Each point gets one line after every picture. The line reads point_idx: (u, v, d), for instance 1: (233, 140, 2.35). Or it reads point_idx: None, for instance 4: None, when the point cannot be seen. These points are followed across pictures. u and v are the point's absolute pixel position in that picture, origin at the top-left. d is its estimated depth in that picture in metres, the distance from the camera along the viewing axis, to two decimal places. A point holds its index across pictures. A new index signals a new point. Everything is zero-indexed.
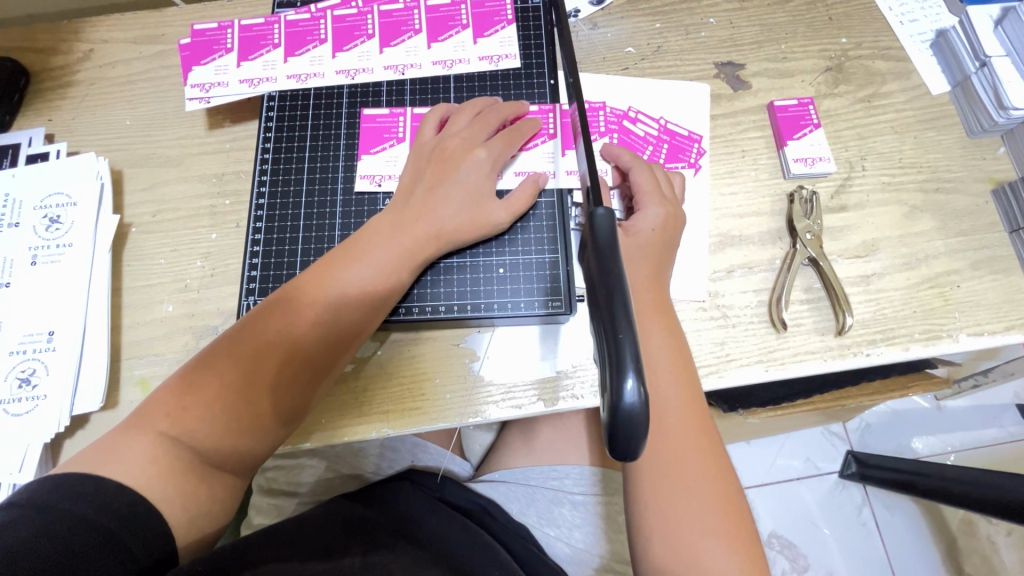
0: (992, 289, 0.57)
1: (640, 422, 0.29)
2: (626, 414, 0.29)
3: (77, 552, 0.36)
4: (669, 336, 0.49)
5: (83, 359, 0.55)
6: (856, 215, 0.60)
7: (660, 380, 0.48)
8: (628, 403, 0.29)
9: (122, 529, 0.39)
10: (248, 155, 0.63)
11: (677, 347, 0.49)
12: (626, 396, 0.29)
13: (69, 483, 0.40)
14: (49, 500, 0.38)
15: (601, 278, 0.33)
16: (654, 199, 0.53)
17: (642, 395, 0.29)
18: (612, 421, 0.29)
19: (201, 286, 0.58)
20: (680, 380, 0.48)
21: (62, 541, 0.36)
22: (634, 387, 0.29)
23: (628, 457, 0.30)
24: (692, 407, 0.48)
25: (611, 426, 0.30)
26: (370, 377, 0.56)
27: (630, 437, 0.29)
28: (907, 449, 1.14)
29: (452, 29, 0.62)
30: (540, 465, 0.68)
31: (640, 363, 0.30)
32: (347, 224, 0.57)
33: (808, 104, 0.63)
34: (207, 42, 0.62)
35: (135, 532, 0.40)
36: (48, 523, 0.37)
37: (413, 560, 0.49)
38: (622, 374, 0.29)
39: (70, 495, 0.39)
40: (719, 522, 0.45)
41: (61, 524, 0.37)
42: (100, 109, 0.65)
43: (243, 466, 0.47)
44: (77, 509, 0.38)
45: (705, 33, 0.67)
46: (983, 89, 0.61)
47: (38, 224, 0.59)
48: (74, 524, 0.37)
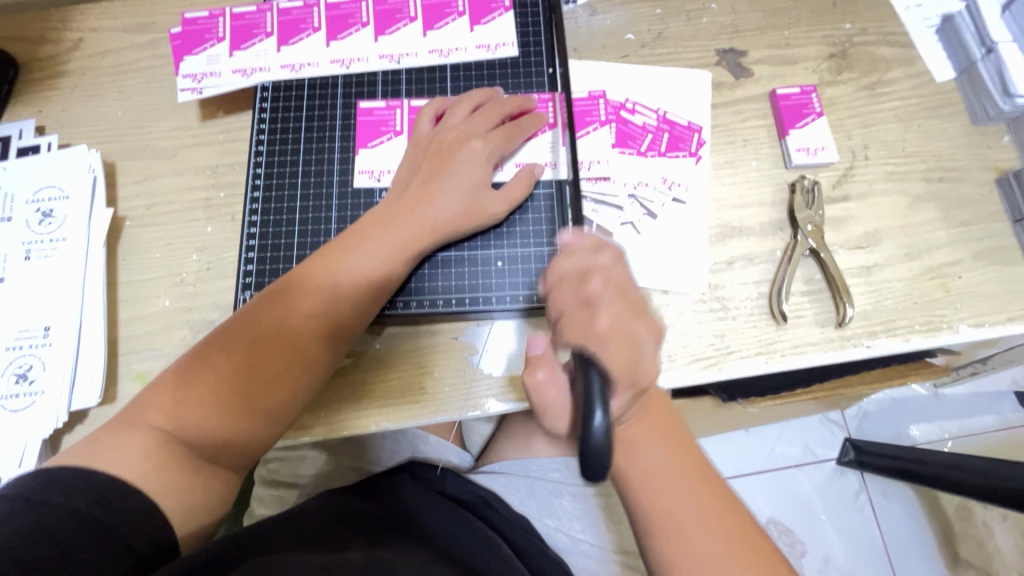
0: (994, 279, 0.57)
1: (605, 446, 0.36)
2: (596, 440, 0.35)
3: (75, 546, 0.36)
4: (649, 419, 0.47)
5: (80, 354, 0.55)
6: (858, 205, 0.59)
7: (661, 479, 0.45)
8: (596, 429, 0.36)
9: (117, 522, 0.39)
10: (242, 147, 0.62)
11: (662, 430, 0.47)
12: (595, 426, 0.36)
13: (62, 477, 0.39)
14: (43, 493, 0.38)
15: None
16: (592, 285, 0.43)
17: (608, 425, 0.36)
18: (585, 449, 0.36)
19: (197, 281, 0.58)
20: (676, 463, 0.45)
21: (58, 536, 0.36)
22: (602, 417, 0.36)
23: (599, 480, 0.36)
24: (686, 465, 0.46)
25: (585, 455, 0.36)
26: (367, 370, 0.56)
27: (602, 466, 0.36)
28: (904, 436, 1.14)
29: (448, 16, 0.61)
30: (539, 457, 0.68)
31: (605, 399, 0.37)
32: (343, 217, 0.57)
33: (811, 92, 0.62)
34: (199, 31, 0.61)
35: (132, 525, 0.39)
36: (43, 517, 0.36)
37: (416, 554, 0.49)
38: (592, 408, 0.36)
39: (64, 489, 0.39)
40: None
41: (56, 519, 0.36)
42: (90, 100, 0.64)
43: (239, 460, 0.47)
44: (73, 503, 0.38)
45: (706, 19, 0.65)
46: (989, 76, 0.60)
47: (32, 218, 0.58)
48: (69, 519, 0.37)
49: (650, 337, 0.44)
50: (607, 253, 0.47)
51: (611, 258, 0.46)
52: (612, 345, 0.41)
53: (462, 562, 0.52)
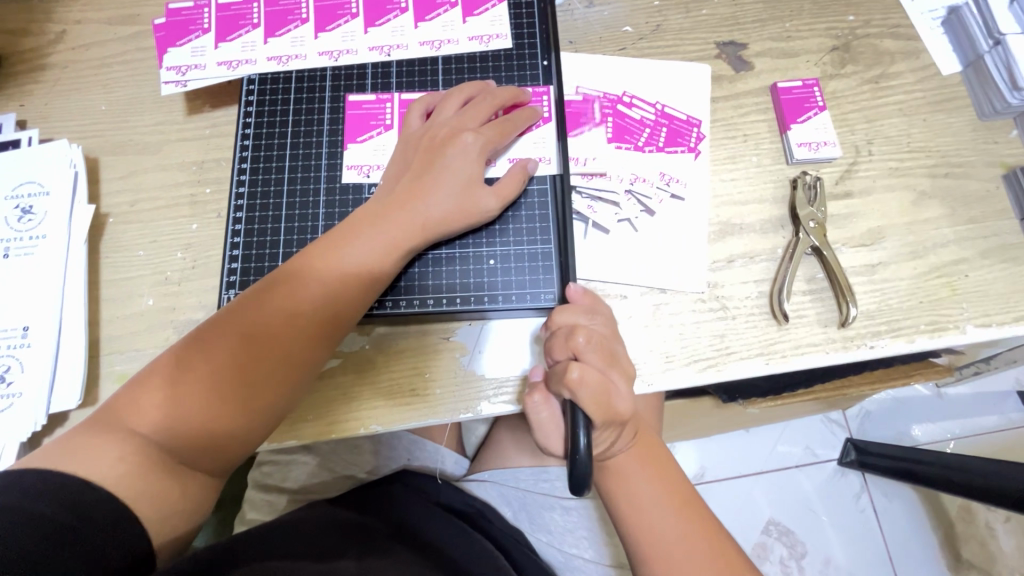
0: (1001, 278, 0.55)
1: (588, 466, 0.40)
2: (578, 461, 0.40)
3: (41, 555, 0.34)
4: (642, 447, 0.48)
5: (60, 355, 0.53)
6: (861, 201, 0.58)
7: (651, 509, 0.46)
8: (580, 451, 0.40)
9: (87, 531, 0.37)
10: (228, 142, 0.60)
11: (654, 462, 0.48)
12: (579, 445, 0.41)
13: (29, 483, 0.38)
14: (9, 497, 0.36)
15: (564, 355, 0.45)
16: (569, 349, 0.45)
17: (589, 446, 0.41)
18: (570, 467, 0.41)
19: (182, 279, 0.56)
20: (664, 491, 0.46)
21: (21, 543, 0.34)
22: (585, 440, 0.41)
23: (584, 494, 0.41)
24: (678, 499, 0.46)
25: (569, 475, 0.40)
26: (356, 372, 0.54)
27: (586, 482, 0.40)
28: (906, 437, 1.13)
29: (440, 8, 0.59)
30: (530, 467, 0.66)
31: (588, 421, 0.42)
32: (331, 214, 0.55)
33: (814, 85, 0.61)
34: (184, 22, 0.59)
35: (104, 534, 0.38)
36: (7, 521, 0.35)
37: (411, 566, 0.48)
38: (576, 431, 0.41)
39: (30, 494, 0.37)
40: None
41: (21, 525, 0.35)
42: (73, 94, 0.63)
43: (219, 464, 0.46)
44: (41, 510, 0.36)
45: (706, 11, 0.64)
46: (996, 69, 0.58)
47: (11, 215, 0.57)
48: (35, 526, 0.35)
49: (627, 381, 0.46)
50: (601, 316, 0.49)
51: (603, 321, 0.48)
52: (589, 389, 0.42)
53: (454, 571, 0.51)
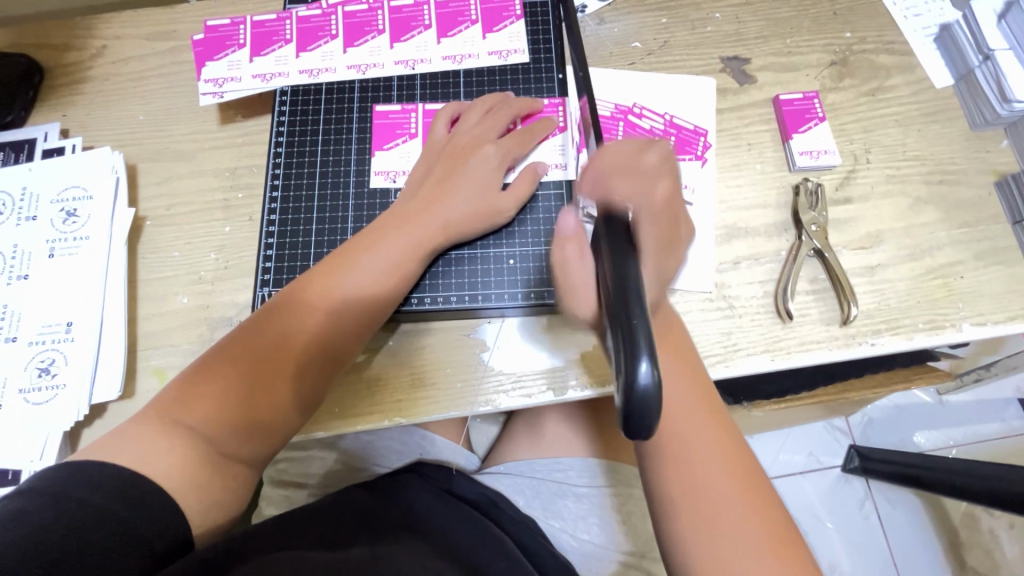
0: (995, 279, 0.58)
1: (654, 401, 0.28)
2: (640, 392, 0.28)
3: (95, 542, 0.37)
4: (671, 345, 0.47)
5: (101, 349, 0.56)
6: (860, 207, 0.61)
7: (677, 405, 0.45)
8: (642, 385, 0.28)
9: (136, 520, 0.40)
10: (259, 150, 0.64)
11: (684, 365, 0.47)
12: (639, 377, 0.28)
13: (83, 472, 0.41)
14: (65, 488, 0.39)
15: (615, 269, 0.32)
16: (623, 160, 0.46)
17: (656, 376, 0.29)
18: (626, 402, 0.29)
19: (216, 279, 0.59)
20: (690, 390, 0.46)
21: (78, 530, 0.37)
22: (649, 369, 0.29)
23: (642, 437, 0.30)
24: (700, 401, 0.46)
25: (625, 405, 0.29)
26: (382, 367, 0.57)
27: (645, 419, 0.29)
28: (910, 443, 1.15)
29: (461, 25, 0.63)
30: (545, 457, 0.70)
31: (654, 346, 0.29)
32: (359, 217, 0.58)
33: (813, 98, 0.64)
34: (221, 38, 0.63)
35: (152, 523, 0.41)
36: (65, 512, 0.38)
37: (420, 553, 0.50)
38: (635, 356, 0.29)
39: (84, 483, 0.40)
40: (769, 545, 0.41)
41: (77, 515, 0.38)
42: (114, 104, 0.66)
43: (256, 453, 0.48)
44: (95, 500, 0.39)
45: (711, 28, 0.68)
46: (987, 82, 0.61)
47: (56, 217, 0.60)
48: (89, 515, 0.38)
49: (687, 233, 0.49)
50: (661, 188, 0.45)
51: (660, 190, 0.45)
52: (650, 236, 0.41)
53: (466, 558, 0.53)
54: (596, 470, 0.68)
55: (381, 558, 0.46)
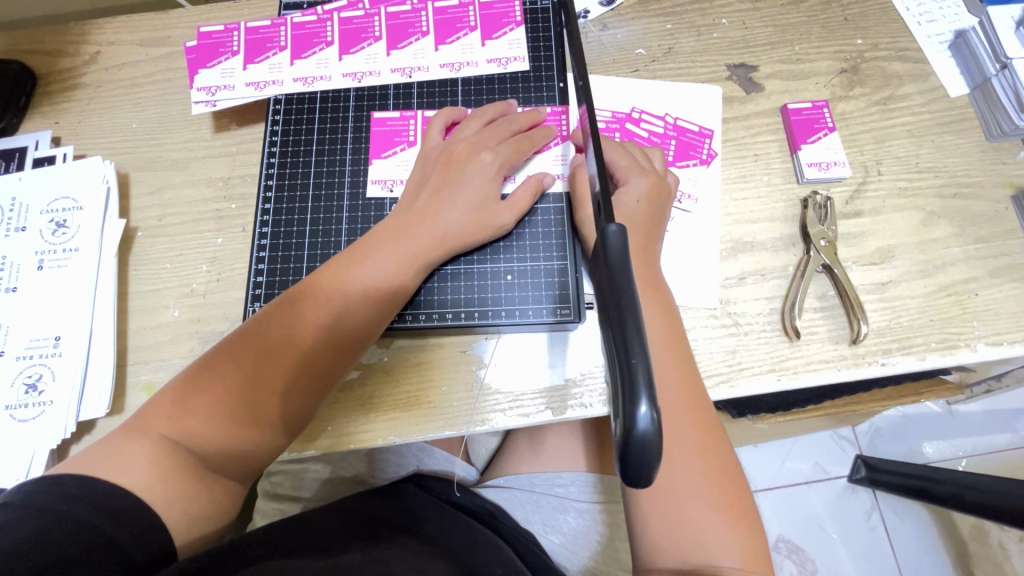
0: (1011, 297, 0.56)
1: (653, 447, 0.27)
2: (639, 442, 0.27)
3: (73, 557, 0.36)
4: (660, 309, 0.49)
5: (90, 364, 0.55)
6: (871, 221, 0.59)
7: (660, 367, 0.47)
8: (641, 430, 0.27)
9: (119, 533, 0.39)
10: (253, 159, 0.62)
11: (675, 346, 0.48)
12: (639, 423, 0.27)
13: (65, 486, 0.40)
14: (45, 501, 0.38)
15: (613, 298, 0.30)
16: (635, 173, 0.53)
17: (655, 420, 0.27)
18: (624, 447, 0.27)
19: (207, 292, 0.58)
20: (680, 372, 0.47)
21: (57, 543, 0.36)
22: (648, 412, 0.27)
23: (641, 484, 0.28)
24: (687, 382, 0.47)
25: (623, 451, 0.27)
26: (375, 382, 0.56)
27: (642, 464, 0.27)
28: (918, 454, 1.12)
29: (460, 31, 0.61)
30: (545, 471, 0.68)
31: (654, 386, 0.28)
32: (353, 229, 0.57)
33: (823, 107, 0.62)
34: (214, 45, 0.61)
35: (134, 537, 0.40)
36: (43, 523, 0.37)
37: (416, 556, 0.49)
38: (635, 400, 0.27)
39: (64, 497, 0.39)
40: (717, 499, 0.44)
41: (56, 527, 0.37)
42: (106, 112, 0.65)
43: (243, 471, 0.47)
44: (77, 512, 0.38)
45: (717, 34, 0.66)
46: (1004, 92, 0.59)
47: (45, 228, 0.59)
48: (70, 528, 0.37)
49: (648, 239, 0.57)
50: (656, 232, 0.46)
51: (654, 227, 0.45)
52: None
53: (464, 562, 0.51)
54: (596, 485, 0.66)
55: (376, 564, 0.45)
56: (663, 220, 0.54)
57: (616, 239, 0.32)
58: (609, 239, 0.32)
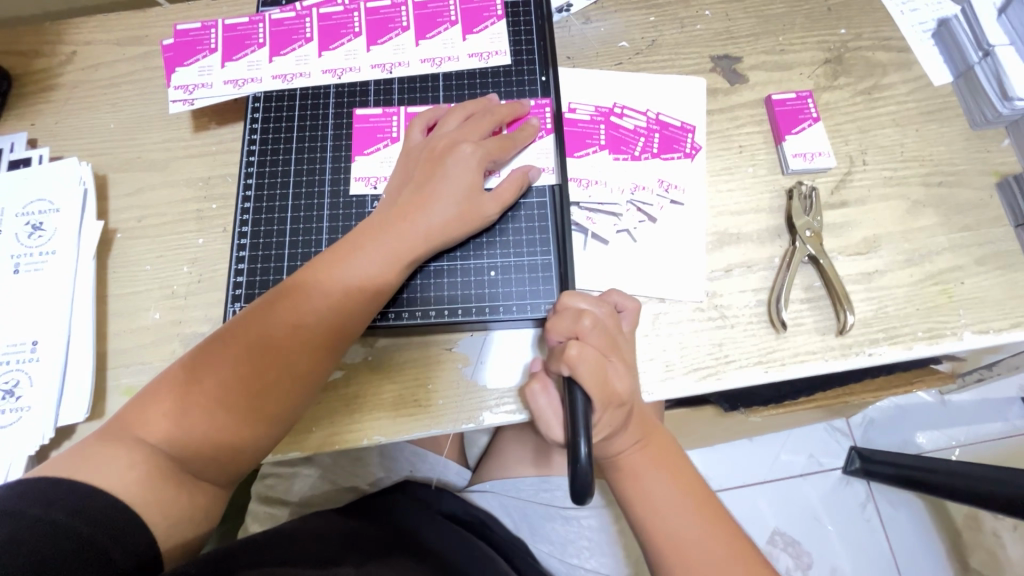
0: (997, 284, 0.56)
1: (589, 477, 0.40)
2: (579, 470, 0.40)
3: (54, 564, 0.35)
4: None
5: (68, 369, 0.54)
6: (857, 211, 0.59)
7: (637, 465, 0.47)
8: (581, 463, 0.40)
9: (99, 538, 0.38)
10: (233, 158, 0.62)
11: (662, 456, 0.48)
12: (579, 458, 0.40)
13: (41, 492, 0.38)
14: (20, 505, 0.37)
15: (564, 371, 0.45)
16: (601, 314, 0.48)
17: (591, 456, 0.40)
18: (571, 477, 0.40)
19: (188, 293, 0.57)
20: (674, 483, 0.47)
21: (35, 549, 0.35)
22: (586, 450, 0.40)
23: (582, 502, 0.40)
24: (684, 488, 0.47)
25: (570, 481, 0.40)
26: (360, 383, 0.55)
27: (581, 488, 0.39)
28: (911, 445, 1.13)
29: (440, 26, 0.61)
30: (532, 478, 0.67)
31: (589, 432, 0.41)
32: (334, 227, 0.56)
33: (807, 97, 0.62)
34: (191, 42, 0.60)
35: (114, 541, 0.38)
36: (21, 530, 0.35)
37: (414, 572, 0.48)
38: (577, 439, 0.41)
39: (41, 503, 0.38)
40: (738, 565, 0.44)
41: (36, 532, 0.36)
42: (83, 112, 0.64)
43: (224, 473, 0.46)
44: (53, 517, 0.37)
45: (700, 26, 0.65)
46: (987, 80, 0.59)
47: (21, 231, 0.57)
48: (48, 533, 0.36)
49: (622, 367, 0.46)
50: (605, 305, 0.49)
51: (608, 309, 0.49)
52: (588, 365, 0.44)
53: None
54: None
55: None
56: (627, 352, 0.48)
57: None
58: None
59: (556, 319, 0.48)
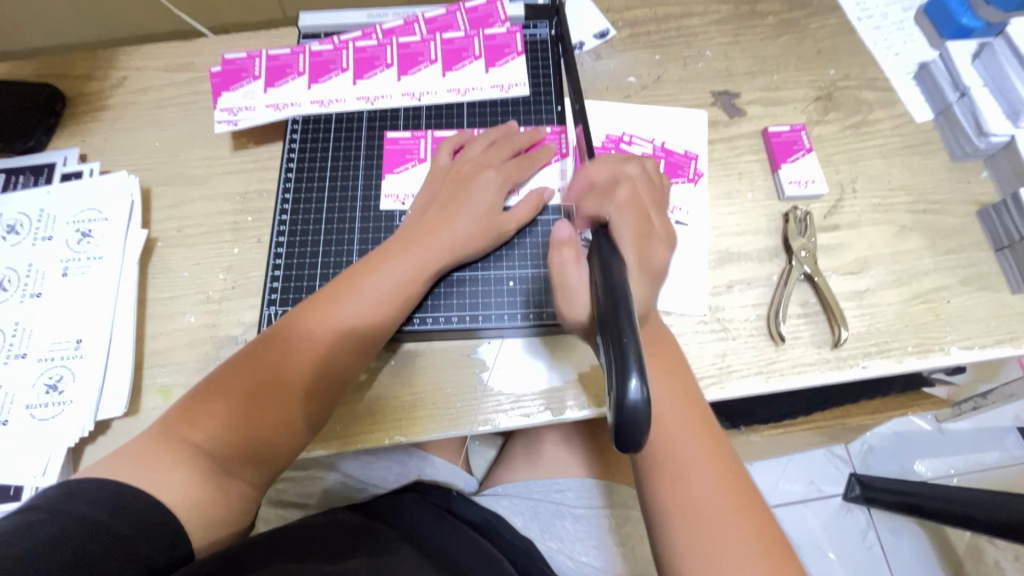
0: (981, 304, 0.60)
1: (643, 418, 0.31)
2: (627, 413, 0.31)
3: (95, 560, 0.37)
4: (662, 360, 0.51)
5: (108, 367, 0.57)
6: (849, 234, 0.63)
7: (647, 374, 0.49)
8: (632, 401, 0.31)
9: (138, 537, 0.40)
10: (270, 175, 0.66)
11: (673, 376, 0.49)
12: (630, 394, 0.31)
13: (87, 489, 0.41)
14: (68, 504, 0.40)
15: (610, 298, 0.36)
16: (635, 169, 0.55)
17: (645, 394, 0.32)
18: (617, 418, 0.32)
19: (223, 298, 0.61)
20: (681, 401, 0.48)
21: (78, 545, 0.37)
22: (638, 386, 0.31)
23: (631, 450, 0.32)
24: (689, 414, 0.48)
25: (616, 421, 0.32)
26: (383, 386, 0.58)
27: (632, 430, 0.31)
28: (910, 473, 1.14)
29: (465, 60, 0.66)
30: (541, 479, 0.70)
31: (644, 367, 0.32)
32: (364, 239, 0.60)
33: (800, 130, 0.67)
34: (237, 70, 0.66)
35: (151, 539, 0.41)
36: (67, 526, 0.38)
37: (417, 567, 0.49)
38: (627, 375, 0.32)
39: (87, 500, 0.40)
40: (741, 519, 0.43)
41: (79, 530, 0.38)
42: (131, 131, 0.69)
43: (261, 471, 0.49)
44: (95, 514, 0.39)
45: (702, 64, 0.71)
46: (965, 117, 0.64)
47: (71, 238, 0.61)
48: (91, 531, 0.38)
49: (662, 238, 0.53)
50: (639, 166, 0.55)
51: (643, 172, 0.55)
52: (620, 213, 0.51)
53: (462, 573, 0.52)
54: (594, 490, 0.68)
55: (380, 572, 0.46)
56: (658, 207, 0.54)
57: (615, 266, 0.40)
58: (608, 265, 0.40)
59: (586, 200, 0.55)
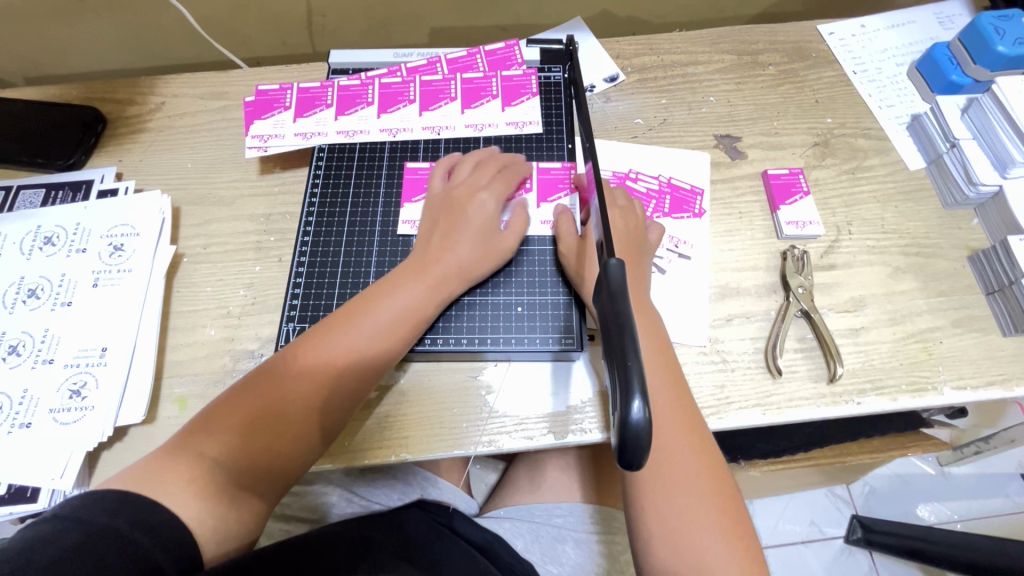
0: (973, 346, 0.62)
1: (645, 437, 0.32)
2: (630, 432, 0.32)
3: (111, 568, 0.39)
4: (664, 371, 0.53)
5: (130, 375, 0.59)
6: (844, 273, 0.66)
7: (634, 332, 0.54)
8: (635, 420, 0.32)
9: (155, 549, 0.42)
10: (294, 199, 0.70)
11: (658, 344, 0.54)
12: (633, 415, 0.33)
13: (107, 500, 0.43)
14: (92, 514, 0.41)
15: (612, 314, 0.37)
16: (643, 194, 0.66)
17: (648, 415, 0.33)
18: (621, 437, 0.33)
19: (242, 313, 0.64)
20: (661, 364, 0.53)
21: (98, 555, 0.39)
22: (640, 407, 0.33)
23: (633, 467, 0.33)
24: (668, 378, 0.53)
25: (619, 440, 0.33)
26: (393, 402, 0.60)
27: (635, 449, 0.32)
28: (913, 517, 1.13)
29: (483, 98, 0.71)
30: (544, 502, 0.72)
31: (646, 388, 0.34)
32: (381, 262, 0.64)
33: (798, 174, 0.71)
34: (269, 100, 0.71)
35: (166, 551, 0.42)
36: (88, 535, 0.40)
37: None
38: (630, 396, 0.33)
39: (108, 511, 0.42)
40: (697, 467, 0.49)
41: (101, 540, 0.40)
42: (165, 153, 0.74)
43: (274, 485, 0.50)
44: (117, 525, 0.41)
45: (705, 109, 0.76)
46: (954, 166, 0.68)
47: (103, 250, 0.65)
48: (112, 541, 0.40)
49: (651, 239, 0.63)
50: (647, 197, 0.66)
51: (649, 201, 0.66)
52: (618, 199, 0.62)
53: None
54: (592, 515, 0.69)
55: None
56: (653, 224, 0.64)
57: (617, 271, 0.38)
58: (610, 270, 0.39)
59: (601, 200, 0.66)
